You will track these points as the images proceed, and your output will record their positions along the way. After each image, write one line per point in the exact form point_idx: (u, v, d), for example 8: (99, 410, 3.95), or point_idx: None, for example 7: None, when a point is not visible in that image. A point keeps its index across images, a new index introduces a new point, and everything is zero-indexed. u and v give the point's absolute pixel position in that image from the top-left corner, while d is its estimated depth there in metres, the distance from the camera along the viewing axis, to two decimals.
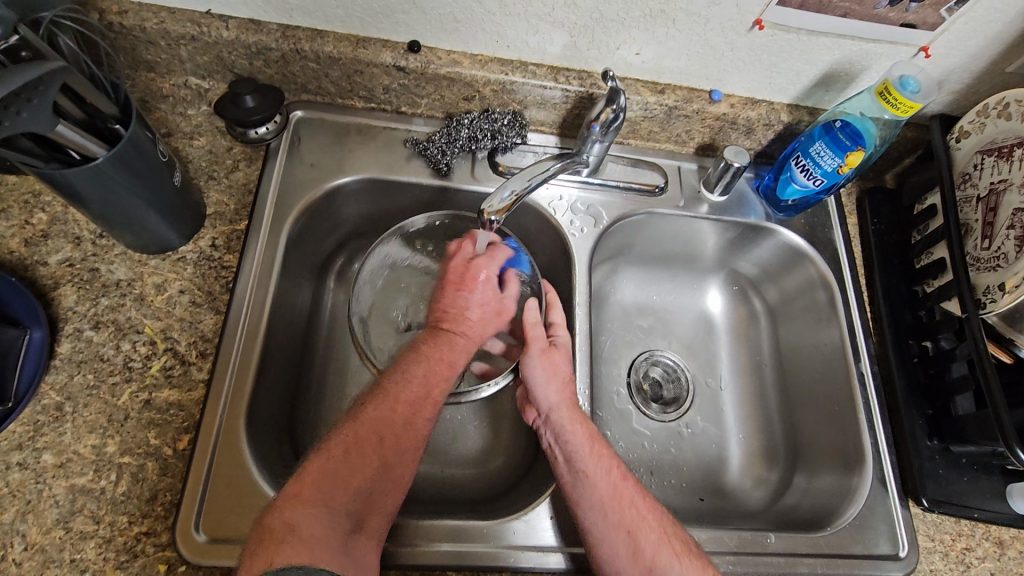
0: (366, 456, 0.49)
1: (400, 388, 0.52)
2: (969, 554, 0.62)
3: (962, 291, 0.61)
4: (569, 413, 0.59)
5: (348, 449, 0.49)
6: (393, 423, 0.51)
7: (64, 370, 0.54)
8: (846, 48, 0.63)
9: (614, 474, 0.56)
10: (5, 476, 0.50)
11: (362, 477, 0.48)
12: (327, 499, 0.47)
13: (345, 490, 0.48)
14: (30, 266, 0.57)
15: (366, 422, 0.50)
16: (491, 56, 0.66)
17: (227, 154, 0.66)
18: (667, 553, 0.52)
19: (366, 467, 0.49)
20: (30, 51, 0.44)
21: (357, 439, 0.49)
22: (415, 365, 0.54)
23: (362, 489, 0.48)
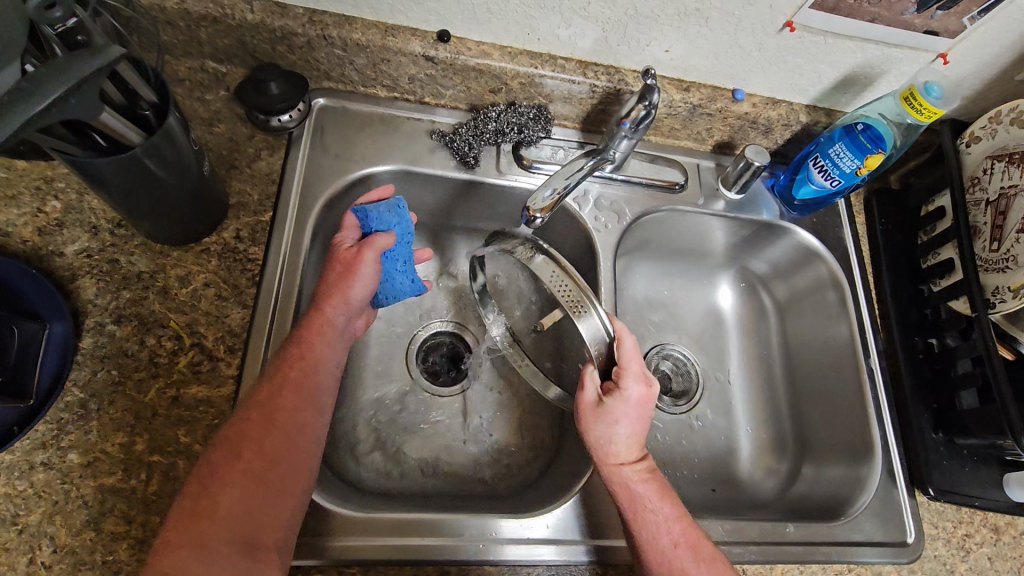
0: (227, 479, 0.46)
1: (261, 395, 0.50)
2: (968, 540, 0.66)
3: (971, 289, 0.64)
4: (613, 472, 0.54)
5: (207, 479, 0.46)
6: (251, 435, 0.48)
7: (86, 366, 0.52)
8: (869, 52, 0.65)
9: (659, 546, 0.51)
10: (29, 476, 0.48)
11: (230, 500, 0.45)
12: (195, 536, 0.43)
13: (212, 521, 0.44)
14: (46, 256, 0.54)
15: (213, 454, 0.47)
16: (521, 49, 0.65)
17: (247, 142, 0.63)
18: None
19: (213, 493, 0.45)
20: (84, 34, 0.42)
21: (212, 467, 0.46)
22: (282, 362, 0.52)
23: (233, 513, 0.45)
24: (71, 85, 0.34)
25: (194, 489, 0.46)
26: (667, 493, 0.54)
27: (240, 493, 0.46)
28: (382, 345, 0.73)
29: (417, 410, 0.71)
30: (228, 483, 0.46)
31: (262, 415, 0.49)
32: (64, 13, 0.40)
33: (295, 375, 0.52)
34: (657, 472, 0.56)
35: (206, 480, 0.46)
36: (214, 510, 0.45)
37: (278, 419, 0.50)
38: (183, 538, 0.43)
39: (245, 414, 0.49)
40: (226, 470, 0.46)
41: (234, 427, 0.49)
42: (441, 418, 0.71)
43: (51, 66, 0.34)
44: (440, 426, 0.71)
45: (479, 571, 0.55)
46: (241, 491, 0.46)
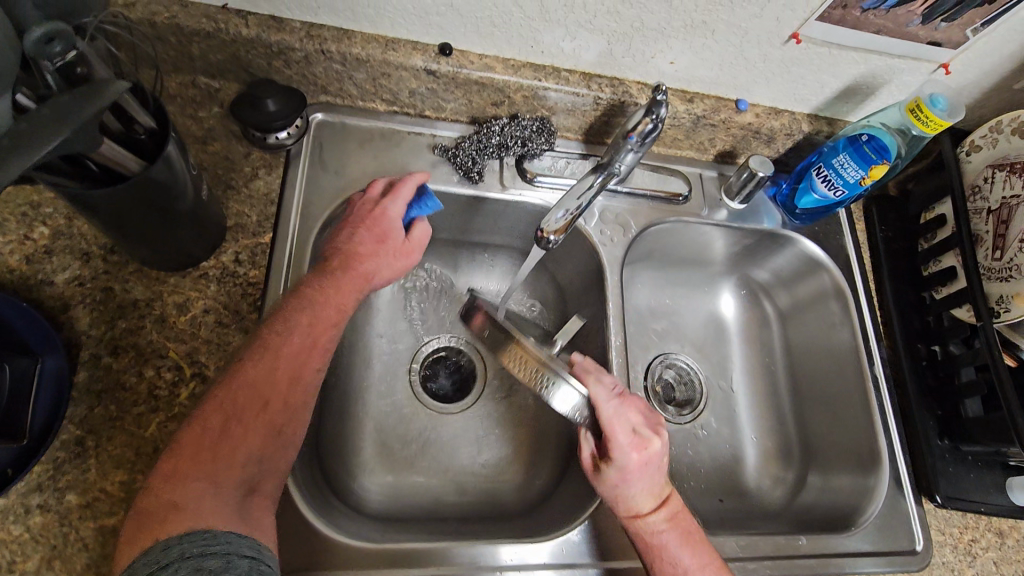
0: (247, 425, 0.46)
1: (280, 343, 0.50)
2: (974, 545, 0.67)
3: (976, 298, 0.64)
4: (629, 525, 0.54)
5: (227, 419, 0.46)
6: (275, 385, 0.48)
7: (82, 402, 0.49)
8: (872, 62, 0.65)
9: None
10: (25, 520, 0.46)
11: (246, 446, 0.46)
12: (210, 472, 0.44)
13: (229, 462, 0.45)
14: (35, 287, 0.52)
15: (236, 393, 0.47)
16: (524, 61, 0.64)
17: (244, 160, 0.61)
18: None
19: (234, 434, 0.46)
20: (85, 67, 0.41)
21: (232, 408, 0.46)
22: (301, 310, 0.52)
23: (250, 457, 0.46)
24: (72, 124, 0.33)
25: (213, 423, 0.45)
26: (686, 539, 0.53)
27: (257, 438, 0.46)
28: (385, 364, 0.72)
29: (422, 428, 0.70)
30: (247, 427, 0.46)
31: (286, 364, 0.49)
32: (64, 46, 0.39)
33: (314, 328, 0.52)
34: (678, 516, 0.54)
35: (226, 418, 0.46)
36: (234, 452, 0.45)
37: (303, 375, 0.50)
38: (191, 467, 0.43)
39: (268, 362, 0.49)
40: (250, 415, 0.47)
41: (258, 369, 0.48)
42: (447, 436, 0.70)
43: (54, 105, 0.33)
44: (447, 446, 0.70)
45: None
46: (258, 437, 0.47)
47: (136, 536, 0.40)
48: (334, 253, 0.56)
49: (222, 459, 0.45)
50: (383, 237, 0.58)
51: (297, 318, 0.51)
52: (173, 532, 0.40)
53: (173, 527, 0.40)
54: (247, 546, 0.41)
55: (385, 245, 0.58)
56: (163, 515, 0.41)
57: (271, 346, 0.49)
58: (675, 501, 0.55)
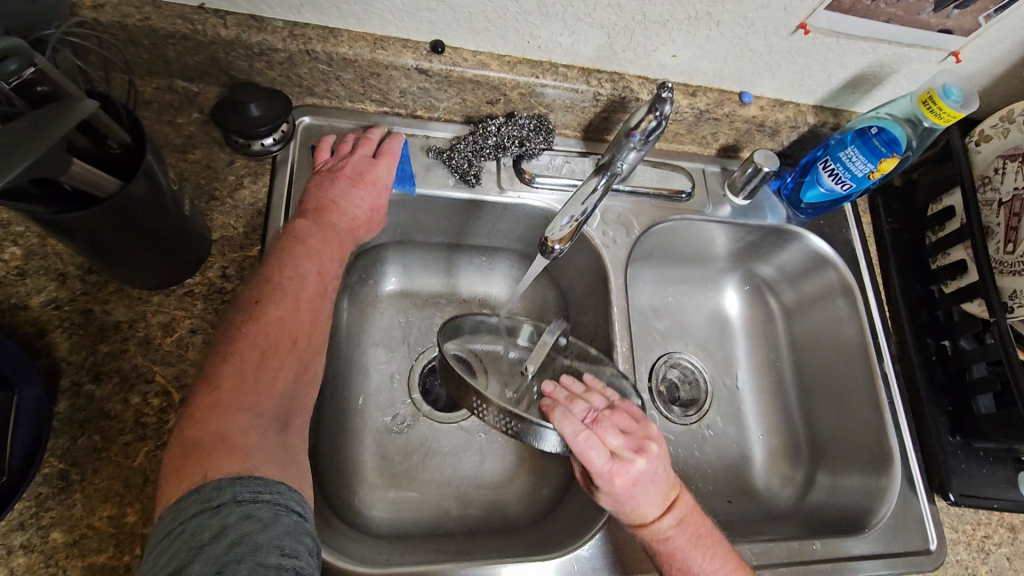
0: (278, 357, 0.47)
1: (297, 286, 0.50)
2: (987, 541, 0.66)
3: (989, 293, 0.63)
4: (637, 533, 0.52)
5: (261, 355, 0.46)
6: (298, 326, 0.49)
7: (64, 433, 0.47)
8: (881, 51, 0.62)
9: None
10: (7, 562, 0.43)
11: (279, 381, 0.46)
12: (251, 403, 0.44)
13: (267, 393, 0.45)
14: (9, 311, 0.49)
15: (264, 329, 0.47)
16: (520, 57, 0.61)
17: (227, 169, 0.58)
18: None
19: (265, 365, 0.46)
20: (48, 85, 0.37)
21: (263, 342, 0.46)
22: (313, 256, 0.52)
23: (285, 391, 0.47)
24: (36, 150, 0.31)
25: (248, 358, 0.45)
26: (696, 543, 0.52)
27: (286, 373, 0.47)
28: (382, 375, 0.69)
29: (424, 440, 0.68)
30: (278, 363, 0.47)
31: (306, 305, 0.50)
32: (20, 64, 0.36)
33: (326, 277, 0.53)
34: (686, 522, 0.52)
35: (259, 351, 0.46)
36: (270, 386, 0.46)
37: (320, 315, 0.52)
38: (228, 399, 0.43)
39: (292, 302, 0.50)
40: (280, 348, 0.47)
41: (282, 307, 0.49)
42: (449, 448, 0.68)
43: (13, 130, 0.31)
44: (450, 457, 0.68)
45: None
46: (287, 377, 0.47)
47: (182, 471, 0.39)
48: (332, 208, 0.55)
49: (259, 393, 0.45)
50: (378, 205, 0.59)
51: (314, 257, 0.52)
52: (225, 466, 0.39)
53: (222, 462, 0.39)
54: (296, 501, 0.40)
55: (376, 211, 0.59)
56: (213, 443, 0.40)
57: (292, 286, 0.50)
58: (682, 505, 0.53)
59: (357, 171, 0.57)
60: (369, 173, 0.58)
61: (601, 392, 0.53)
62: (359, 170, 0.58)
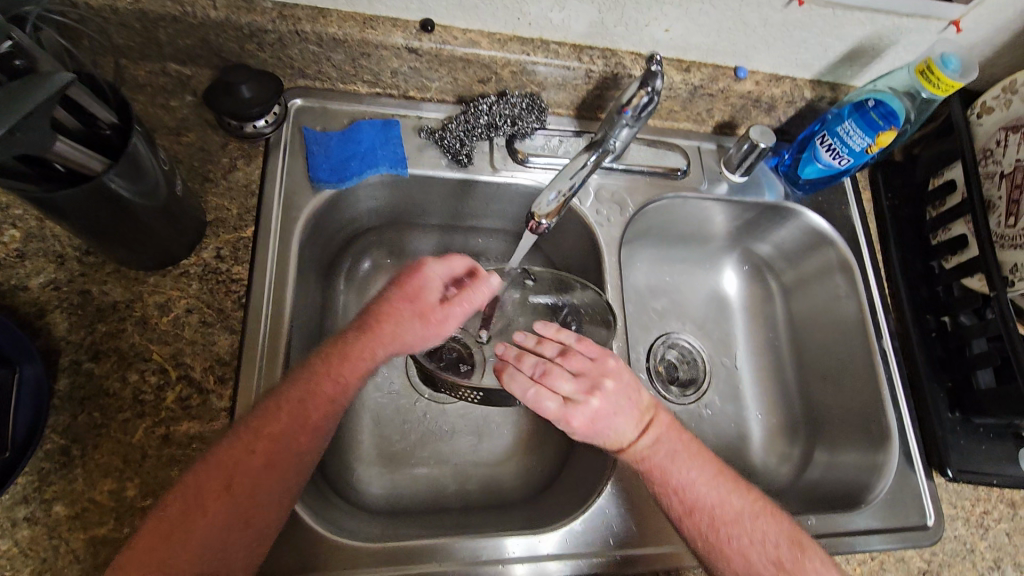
0: (208, 510, 0.45)
1: (258, 425, 0.47)
2: (987, 517, 0.66)
3: (989, 268, 0.62)
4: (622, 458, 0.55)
5: (186, 508, 0.44)
6: (248, 468, 0.46)
7: (65, 410, 0.48)
8: (879, 22, 0.61)
9: (677, 509, 0.53)
10: (12, 534, 0.44)
11: (207, 533, 0.44)
12: (163, 563, 0.43)
13: (186, 551, 0.44)
14: (9, 292, 0.50)
15: (207, 477, 0.45)
16: (511, 35, 0.61)
17: (221, 151, 0.59)
18: (738, 571, 0.51)
19: (194, 517, 0.44)
20: (24, 59, 0.39)
21: (196, 494, 0.45)
22: (289, 389, 0.49)
23: (206, 550, 0.44)
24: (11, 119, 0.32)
25: (171, 510, 0.44)
26: (674, 458, 0.54)
27: (219, 525, 0.45)
28: None
29: (422, 419, 0.69)
30: (207, 515, 0.45)
31: (262, 447, 0.47)
32: None
33: (296, 411, 0.49)
34: (665, 438, 0.54)
35: (188, 506, 0.44)
36: (189, 543, 0.44)
37: (281, 458, 0.48)
38: (153, 560, 0.42)
39: (247, 442, 0.47)
40: (212, 498, 0.45)
41: (232, 453, 0.46)
42: (447, 427, 0.69)
43: None
44: (447, 436, 0.69)
45: None
46: (219, 527, 0.45)
47: None
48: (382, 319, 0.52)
49: (176, 548, 0.43)
50: (432, 322, 0.53)
51: (295, 392, 0.49)
52: None
53: None
54: None
55: (431, 326, 0.53)
56: None
57: (253, 429, 0.47)
58: (661, 422, 0.55)
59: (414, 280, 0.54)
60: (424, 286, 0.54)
61: (555, 337, 0.57)
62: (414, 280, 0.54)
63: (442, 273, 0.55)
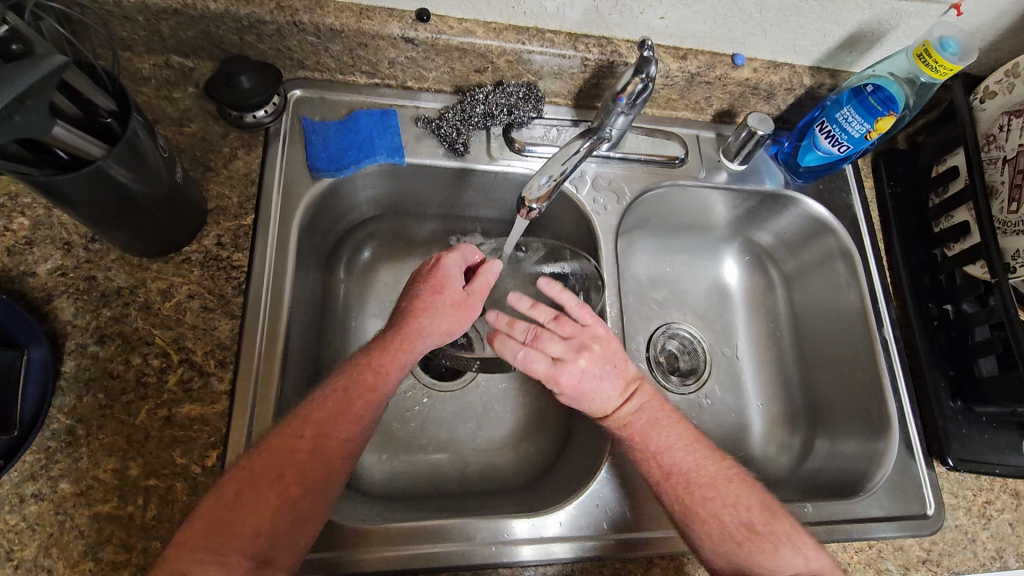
0: (260, 489, 0.46)
1: (310, 409, 0.50)
2: (989, 507, 0.65)
3: (991, 254, 0.61)
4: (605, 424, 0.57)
5: (241, 487, 0.45)
6: (301, 451, 0.47)
7: (71, 391, 0.49)
8: (877, 7, 0.60)
9: (655, 475, 0.54)
10: (21, 509, 0.46)
11: (258, 514, 0.45)
12: (217, 541, 0.43)
13: (238, 530, 0.44)
14: (18, 278, 0.51)
15: (264, 456, 0.47)
16: (506, 24, 0.61)
17: (222, 142, 0.60)
18: (712, 536, 0.52)
19: (248, 496, 0.45)
20: (21, 43, 0.41)
21: (251, 472, 0.46)
22: (339, 376, 0.52)
23: (259, 530, 0.45)
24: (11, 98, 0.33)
25: (229, 488, 0.45)
26: (656, 427, 0.55)
27: (272, 505, 0.46)
28: None
29: (421, 406, 0.70)
30: (261, 494, 0.45)
31: (312, 430, 0.49)
32: None
33: (344, 394, 0.51)
34: (647, 407, 0.56)
35: (243, 484, 0.45)
36: (244, 523, 0.44)
37: (329, 443, 0.49)
38: (203, 543, 0.43)
39: (297, 427, 0.48)
40: (263, 483, 0.46)
41: (288, 435, 0.48)
42: (445, 414, 0.70)
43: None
44: (446, 423, 0.69)
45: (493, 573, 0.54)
46: (271, 507, 0.46)
47: None
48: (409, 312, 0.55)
49: (231, 527, 0.44)
50: (462, 304, 0.56)
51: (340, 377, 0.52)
52: None
53: None
54: None
55: (461, 308, 0.56)
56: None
57: (308, 413, 0.49)
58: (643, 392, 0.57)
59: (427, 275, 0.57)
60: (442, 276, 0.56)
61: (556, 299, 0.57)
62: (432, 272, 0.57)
63: (459, 263, 0.57)
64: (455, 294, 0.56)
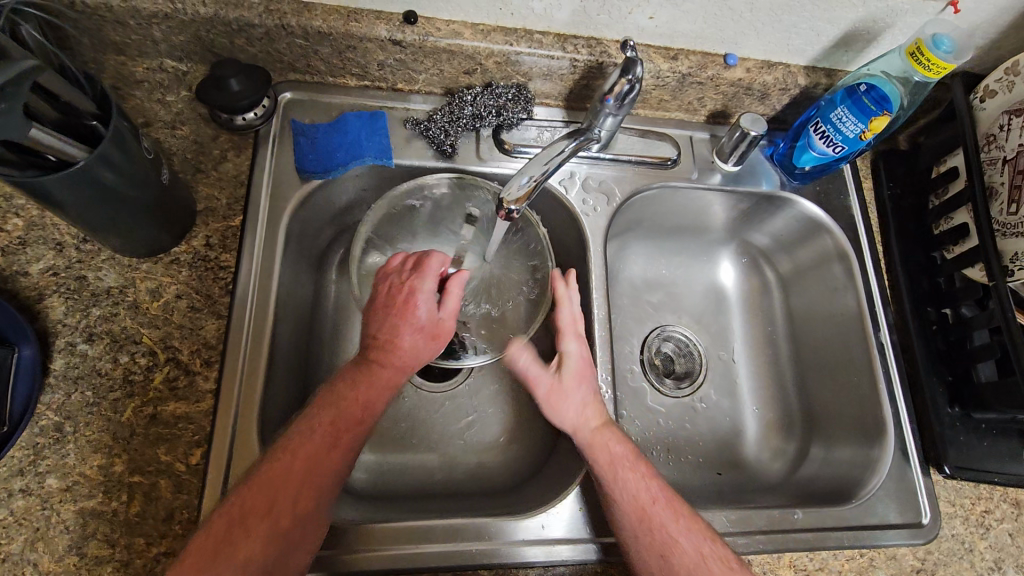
0: (251, 524, 0.45)
1: (299, 441, 0.49)
2: (988, 517, 0.64)
3: (988, 257, 0.60)
4: (589, 437, 0.56)
5: (231, 522, 0.45)
6: (290, 483, 0.47)
7: (60, 388, 0.50)
8: (872, 5, 0.59)
9: (637, 500, 0.53)
10: (9, 504, 0.47)
11: (249, 549, 0.44)
12: None
13: (230, 567, 0.43)
14: (10, 277, 0.53)
15: (253, 491, 0.46)
16: (494, 25, 0.61)
17: (213, 144, 0.61)
18: (688, 567, 0.50)
19: (237, 532, 0.44)
20: None
21: (241, 508, 0.45)
22: (323, 409, 0.51)
23: (249, 567, 0.44)
24: None
25: (219, 523, 0.44)
26: (640, 458, 0.56)
27: (263, 540, 0.45)
28: None
29: (410, 406, 0.70)
30: (250, 529, 0.45)
31: (302, 460, 0.48)
32: None
33: (332, 424, 0.51)
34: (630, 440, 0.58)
35: (232, 519, 0.45)
36: (236, 558, 0.44)
37: (319, 471, 0.49)
38: None
39: (285, 458, 0.48)
40: (253, 519, 0.45)
41: (276, 468, 0.47)
42: (435, 414, 0.70)
43: None
44: (435, 423, 0.70)
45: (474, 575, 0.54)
46: (262, 541, 0.45)
47: None
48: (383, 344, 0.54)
49: (222, 564, 0.43)
50: (438, 330, 0.56)
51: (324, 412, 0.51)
52: None
53: None
54: None
55: (436, 335, 0.56)
56: None
57: (296, 444, 0.49)
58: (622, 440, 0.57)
59: (398, 299, 0.56)
60: (413, 304, 0.55)
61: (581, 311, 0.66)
62: (402, 296, 0.56)
63: (429, 284, 0.56)
64: (433, 321, 0.56)
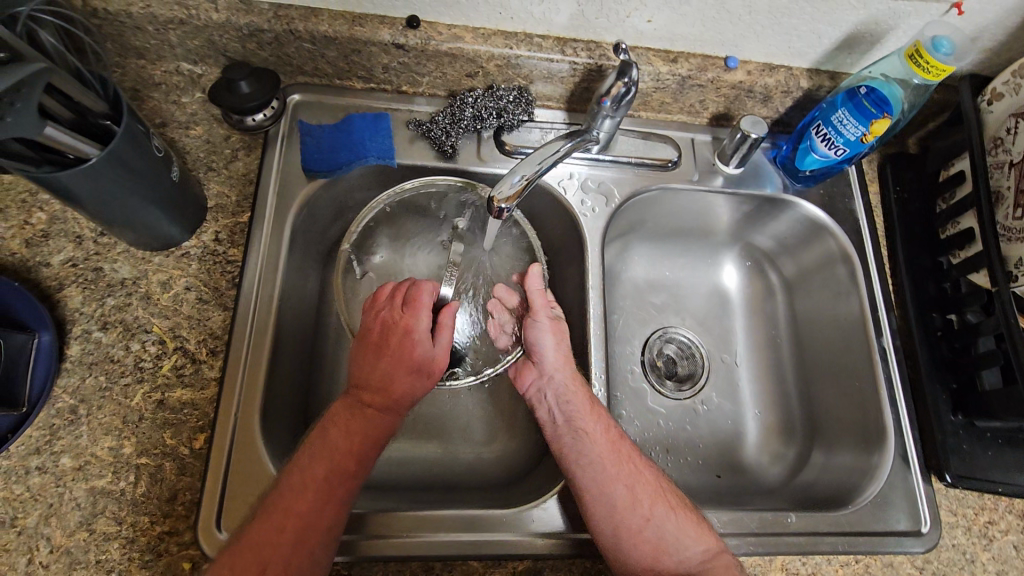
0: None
1: (293, 496, 0.49)
2: (992, 527, 0.62)
3: (991, 262, 0.59)
4: (568, 373, 0.61)
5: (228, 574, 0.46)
6: (284, 538, 0.48)
7: (75, 373, 0.53)
8: (873, 7, 0.59)
9: (609, 432, 0.59)
10: (25, 481, 0.50)
11: None
12: None
13: None
14: (33, 268, 0.56)
15: (250, 549, 0.47)
16: (495, 29, 0.63)
17: (224, 143, 0.64)
18: (649, 494, 0.56)
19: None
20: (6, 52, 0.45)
21: (239, 562, 0.46)
22: (313, 456, 0.52)
23: None
24: None
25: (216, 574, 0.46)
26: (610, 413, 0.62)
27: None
28: None
29: None
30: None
31: (298, 517, 0.49)
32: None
33: (327, 476, 0.51)
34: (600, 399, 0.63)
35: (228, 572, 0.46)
36: None
37: (312, 522, 0.49)
38: None
39: (281, 513, 0.49)
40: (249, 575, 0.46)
41: (273, 519, 0.48)
42: (435, 409, 0.71)
43: None
44: (435, 418, 0.71)
45: (463, 566, 0.55)
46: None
47: None
48: (374, 384, 0.55)
49: None
50: (434, 363, 0.57)
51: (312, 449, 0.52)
52: None
53: None
54: None
55: (432, 368, 0.57)
56: None
57: (289, 495, 0.50)
58: (595, 432, 0.58)
59: (387, 334, 0.57)
60: (407, 340, 0.57)
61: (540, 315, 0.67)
62: (396, 331, 0.57)
63: (422, 321, 0.58)
64: (429, 354, 0.57)
